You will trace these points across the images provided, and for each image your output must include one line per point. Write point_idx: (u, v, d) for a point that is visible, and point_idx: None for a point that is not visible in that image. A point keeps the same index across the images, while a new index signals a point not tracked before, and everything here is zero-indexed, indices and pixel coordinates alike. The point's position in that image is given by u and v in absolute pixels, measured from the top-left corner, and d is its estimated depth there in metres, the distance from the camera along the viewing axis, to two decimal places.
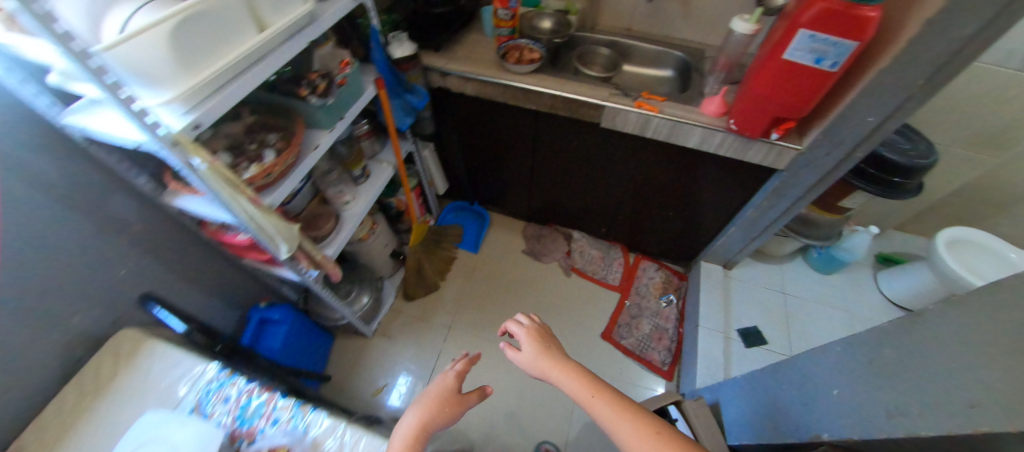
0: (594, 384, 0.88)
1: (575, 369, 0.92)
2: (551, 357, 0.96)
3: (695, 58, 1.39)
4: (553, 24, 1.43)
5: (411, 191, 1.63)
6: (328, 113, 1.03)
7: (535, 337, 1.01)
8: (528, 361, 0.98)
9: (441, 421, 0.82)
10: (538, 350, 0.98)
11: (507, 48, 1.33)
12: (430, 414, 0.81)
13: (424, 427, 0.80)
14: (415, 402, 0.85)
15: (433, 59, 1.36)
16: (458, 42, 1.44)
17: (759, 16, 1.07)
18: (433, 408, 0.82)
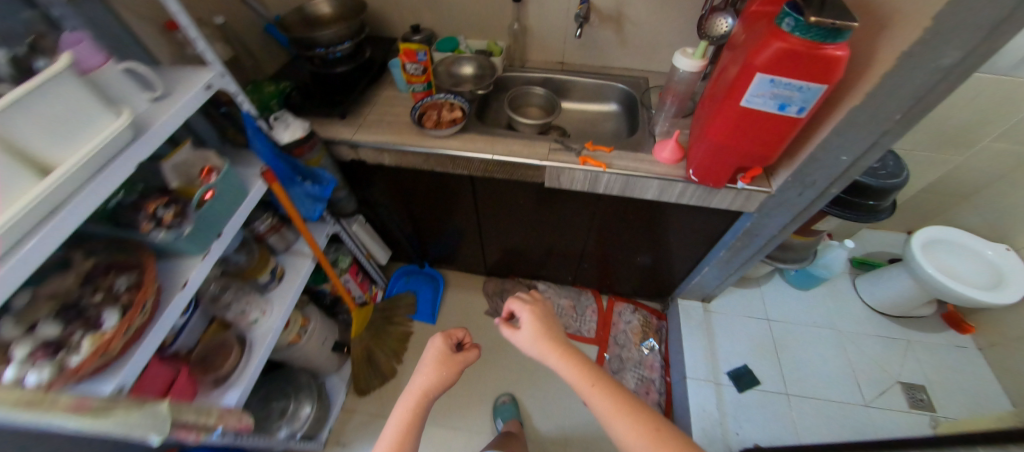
0: (594, 376, 0.81)
1: (574, 357, 0.84)
2: (550, 341, 0.86)
3: (638, 90, 1.25)
4: (475, 69, 1.24)
5: (344, 275, 1.40)
6: (190, 241, 0.79)
7: (537, 317, 0.89)
8: (524, 345, 0.87)
9: (442, 384, 0.81)
10: (536, 335, 0.86)
11: (422, 107, 1.12)
12: (431, 379, 0.80)
13: (424, 399, 0.79)
14: (417, 368, 0.83)
15: (338, 130, 1.14)
16: (368, 102, 1.23)
17: (704, 50, 0.91)
18: (433, 374, 0.81)
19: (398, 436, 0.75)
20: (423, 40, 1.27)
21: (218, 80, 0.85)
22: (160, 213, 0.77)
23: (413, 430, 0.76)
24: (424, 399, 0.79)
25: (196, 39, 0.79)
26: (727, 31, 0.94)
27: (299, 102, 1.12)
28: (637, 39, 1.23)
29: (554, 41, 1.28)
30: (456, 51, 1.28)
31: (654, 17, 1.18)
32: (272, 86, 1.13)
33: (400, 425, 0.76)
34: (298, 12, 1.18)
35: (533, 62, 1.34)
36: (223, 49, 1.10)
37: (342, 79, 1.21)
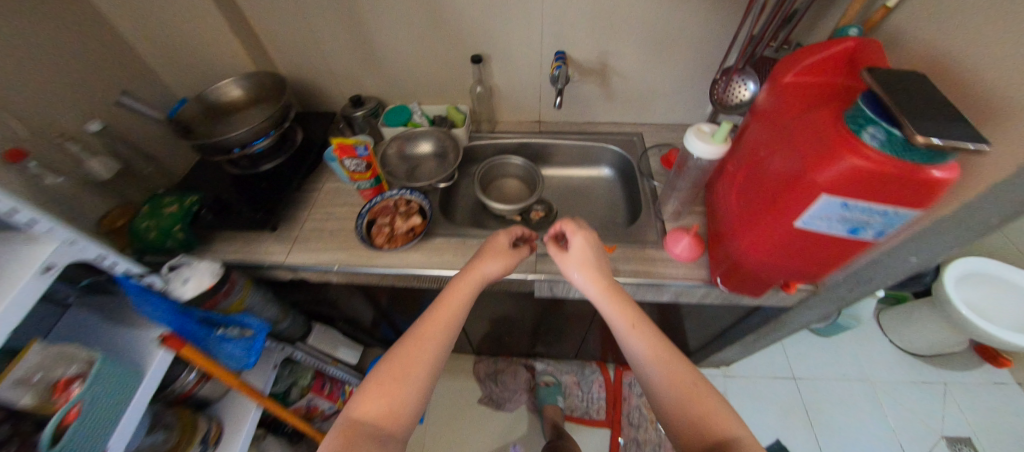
0: (636, 317, 0.64)
1: (618, 292, 0.67)
2: (595, 279, 0.68)
3: (633, 154, 1.04)
4: (435, 146, 1.01)
5: (306, 396, 1.16)
6: None
7: (586, 252, 0.70)
8: (567, 272, 0.70)
9: (495, 271, 0.72)
10: (580, 257, 0.70)
11: (372, 214, 0.88)
12: (484, 261, 0.72)
13: (472, 283, 0.70)
14: (479, 254, 0.74)
15: (267, 248, 0.91)
16: (305, 202, 0.99)
17: (726, 134, 0.70)
18: (483, 261, 0.72)
19: (443, 308, 0.67)
20: (367, 114, 1.03)
21: (67, 250, 0.59)
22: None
23: (455, 307, 0.67)
24: (475, 278, 0.70)
25: (13, 210, 0.53)
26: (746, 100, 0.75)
27: (210, 225, 0.87)
28: (627, 92, 1.03)
29: (529, 99, 1.06)
30: (410, 125, 1.04)
31: (644, 69, 0.97)
32: (173, 205, 0.88)
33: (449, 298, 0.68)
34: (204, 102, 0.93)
35: (505, 125, 1.12)
36: (105, 164, 0.85)
37: (268, 179, 0.96)
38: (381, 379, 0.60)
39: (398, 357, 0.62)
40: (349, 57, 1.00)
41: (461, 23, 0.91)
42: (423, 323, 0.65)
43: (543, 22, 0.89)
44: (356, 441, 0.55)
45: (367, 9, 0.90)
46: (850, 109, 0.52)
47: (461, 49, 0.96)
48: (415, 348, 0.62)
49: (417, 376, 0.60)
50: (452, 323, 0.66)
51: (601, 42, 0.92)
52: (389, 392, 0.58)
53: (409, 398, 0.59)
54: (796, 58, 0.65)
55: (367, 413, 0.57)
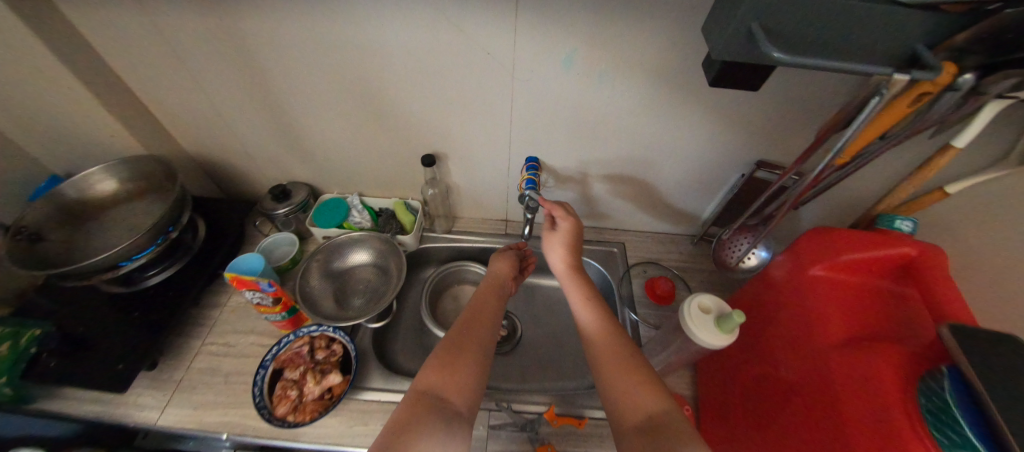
0: (587, 291, 0.63)
1: (584, 275, 0.66)
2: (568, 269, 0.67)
3: (614, 272, 0.88)
4: (373, 255, 0.82)
5: None
6: None
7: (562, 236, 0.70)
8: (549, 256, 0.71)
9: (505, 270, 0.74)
10: (556, 250, 0.70)
11: (277, 362, 0.68)
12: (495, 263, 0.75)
13: (498, 276, 0.72)
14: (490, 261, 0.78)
15: (136, 399, 0.68)
16: (199, 328, 0.76)
17: (733, 327, 0.53)
18: (501, 262, 0.75)
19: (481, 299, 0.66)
20: (293, 210, 0.82)
21: None
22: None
23: (495, 294, 0.68)
24: (492, 276, 0.72)
25: None
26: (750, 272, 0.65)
27: (48, 377, 0.64)
28: (610, 200, 0.87)
29: (493, 199, 0.88)
30: (346, 226, 0.84)
31: (631, 181, 0.82)
32: None
33: (485, 296, 0.67)
34: (58, 204, 0.71)
35: (465, 223, 0.93)
36: None
37: (143, 306, 0.72)
38: (441, 357, 0.54)
39: (447, 343, 0.56)
40: (270, 142, 0.80)
41: (410, 119, 0.72)
42: (476, 307, 0.64)
43: (513, 126, 0.72)
44: (422, 413, 0.47)
45: (288, 96, 0.71)
46: (926, 385, 0.36)
47: (410, 145, 0.77)
48: (476, 319, 0.61)
49: (477, 346, 0.56)
50: (490, 305, 0.65)
51: (582, 151, 0.76)
52: (451, 364, 0.53)
53: (468, 371, 0.53)
54: (831, 240, 0.49)
55: (430, 386, 0.51)
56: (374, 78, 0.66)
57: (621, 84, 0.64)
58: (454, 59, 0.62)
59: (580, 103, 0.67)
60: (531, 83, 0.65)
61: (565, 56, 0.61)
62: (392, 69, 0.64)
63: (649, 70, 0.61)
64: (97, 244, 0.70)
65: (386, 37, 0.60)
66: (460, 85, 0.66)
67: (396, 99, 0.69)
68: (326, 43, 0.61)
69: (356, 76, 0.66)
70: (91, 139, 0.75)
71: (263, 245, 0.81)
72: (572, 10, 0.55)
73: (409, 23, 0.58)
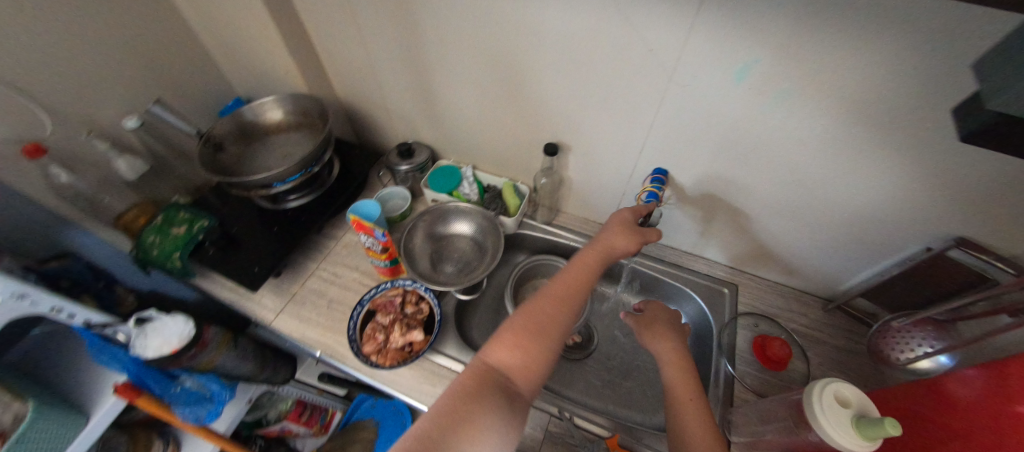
0: (688, 371, 0.56)
1: (688, 359, 0.59)
2: (673, 346, 0.60)
3: (718, 316, 0.78)
4: (474, 229, 0.83)
5: (281, 423, 1.08)
6: None
7: (666, 318, 0.65)
8: (651, 328, 0.64)
9: (629, 250, 0.62)
10: (659, 326, 0.64)
11: (372, 304, 0.73)
12: (614, 235, 0.63)
13: (606, 257, 0.63)
14: (606, 227, 0.65)
15: (260, 298, 0.79)
16: (314, 253, 0.85)
17: (856, 421, 0.44)
18: (618, 236, 0.63)
19: (573, 276, 0.60)
20: (413, 169, 0.88)
21: (12, 304, 0.53)
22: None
23: (589, 278, 0.60)
24: (600, 253, 0.63)
25: None
26: (926, 373, 0.52)
27: (207, 261, 0.77)
28: (736, 235, 0.76)
29: (604, 202, 0.83)
30: (455, 195, 0.87)
31: (769, 220, 0.71)
32: (182, 227, 0.79)
33: (580, 269, 0.61)
34: (239, 123, 0.84)
35: (567, 219, 0.90)
36: (131, 166, 0.79)
37: (280, 223, 0.82)
38: (515, 336, 0.53)
39: (528, 316, 0.55)
40: (408, 101, 0.85)
41: (542, 104, 0.70)
42: (567, 281, 0.60)
43: (652, 131, 0.66)
44: (486, 389, 0.47)
45: (435, 61, 0.73)
46: None
47: (534, 130, 0.76)
48: (566, 300, 0.57)
49: (553, 338, 0.53)
50: (581, 288, 0.59)
51: (720, 174, 0.68)
52: (525, 348, 0.52)
53: (541, 354, 0.52)
54: None
55: (499, 363, 0.51)
56: (519, 57, 0.65)
57: (801, 112, 0.54)
58: (607, 51, 0.58)
59: (737, 123, 0.59)
60: (687, 91, 0.58)
61: (738, 67, 0.53)
62: (539, 52, 0.63)
63: (845, 100, 0.50)
64: (260, 162, 0.82)
65: (543, 18, 0.58)
66: (604, 79, 0.62)
67: (535, 83, 0.67)
68: (482, 15, 0.61)
69: (505, 52, 0.65)
70: (274, 72, 0.86)
71: (380, 194, 0.87)
72: (766, 15, 0.47)
73: (571, 6, 0.55)
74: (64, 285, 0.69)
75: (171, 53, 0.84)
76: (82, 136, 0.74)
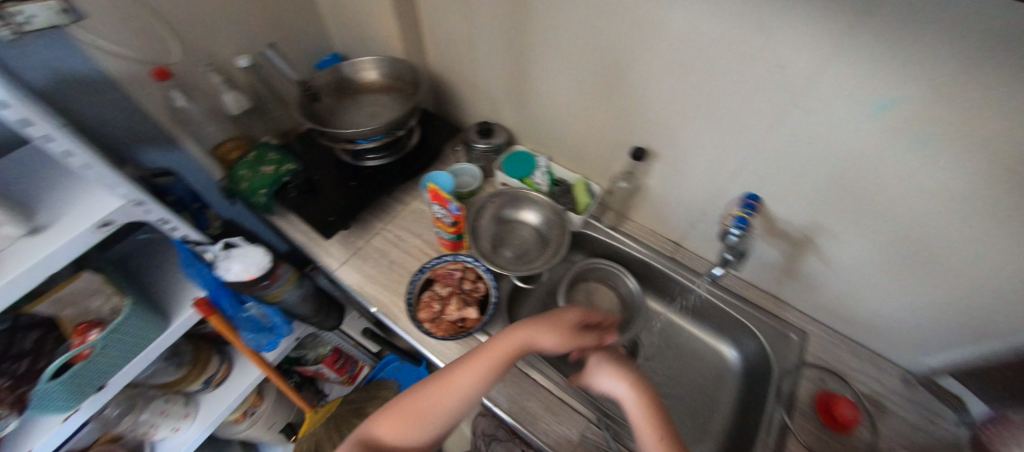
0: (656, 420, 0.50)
1: (651, 400, 0.52)
2: (631, 387, 0.52)
3: (781, 361, 0.72)
4: (540, 220, 0.82)
5: (318, 365, 1.15)
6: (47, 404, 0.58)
7: (608, 358, 0.55)
8: (595, 376, 0.55)
9: (553, 349, 0.56)
10: (604, 367, 0.54)
11: (431, 273, 0.75)
12: (543, 331, 0.56)
13: (527, 349, 0.56)
14: (556, 312, 0.59)
15: (327, 246, 0.82)
16: (382, 213, 0.88)
17: None
18: (550, 333, 0.56)
19: (484, 361, 0.54)
20: (489, 149, 0.88)
21: (130, 209, 0.58)
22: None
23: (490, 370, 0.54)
24: (524, 344, 0.55)
25: (71, 152, 0.50)
26: None
27: (288, 202, 0.81)
28: (819, 280, 0.71)
29: (679, 217, 0.80)
30: (527, 182, 0.86)
31: (866, 273, 0.64)
32: (272, 167, 0.84)
33: (500, 352, 0.54)
34: (337, 77, 0.87)
35: (634, 228, 0.87)
36: (237, 101, 0.84)
37: (358, 179, 0.85)
38: (400, 411, 0.52)
39: (422, 395, 0.53)
40: (498, 81, 0.84)
41: (642, 105, 0.68)
42: (481, 360, 0.54)
43: (756, 154, 0.62)
44: None
45: (538, 47, 0.72)
46: None
47: (624, 131, 0.74)
48: (469, 380, 0.53)
49: (434, 423, 0.51)
50: (490, 375, 0.54)
51: (821, 213, 0.63)
52: (408, 427, 0.51)
53: (425, 432, 0.51)
54: None
55: (380, 436, 0.51)
56: (629, 54, 0.63)
57: (945, 165, 0.47)
58: (729, 62, 0.55)
59: (859, 162, 0.54)
60: (811, 117, 0.53)
61: (880, 100, 0.47)
62: (654, 52, 0.60)
63: (1010, 159, 0.43)
64: (349, 118, 0.85)
65: (668, 17, 0.55)
66: (717, 90, 0.58)
67: (641, 82, 0.65)
68: (601, 5, 0.60)
69: (616, 48, 0.63)
70: (377, 33, 0.89)
71: (452, 169, 0.89)
72: (938, 51, 0.41)
73: (703, 10, 0.52)
74: (169, 200, 0.73)
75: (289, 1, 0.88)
76: (202, 67, 0.79)
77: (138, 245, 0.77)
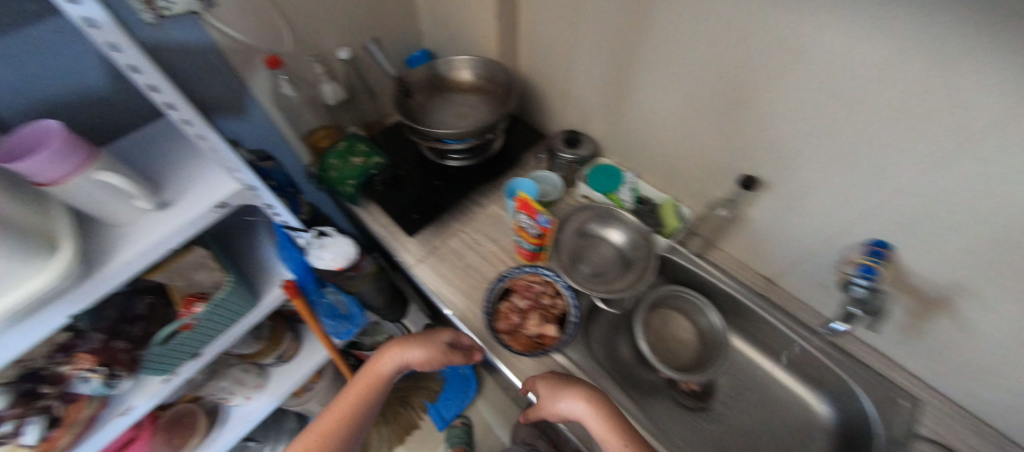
0: (618, 424, 0.55)
1: (609, 407, 0.57)
2: (588, 398, 0.57)
3: (886, 428, 0.64)
4: (624, 240, 0.79)
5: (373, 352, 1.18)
6: (153, 368, 0.62)
7: (551, 382, 0.60)
8: (552, 401, 0.58)
9: (420, 364, 0.69)
10: (558, 391, 0.59)
11: (510, 284, 0.73)
12: (404, 349, 0.70)
13: (387, 369, 0.70)
14: (398, 336, 0.73)
15: (405, 242, 0.83)
16: (460, 214, 0.87)
17: None
18: (410, 351, 0.69)
19: (356, 383, 0.70)
20: (574, 160, 0.85)
21: (244, 193, 0.60)
22: (82, 378, 0.55)
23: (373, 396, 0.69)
24: (391, 366, 0.70)
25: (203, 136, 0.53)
26: None
27: (373, 195, 0.83)
28: (947, 348, 0.62)
29: (779, 254, 0.73)
30: (612, 198, 0.83)
31: (1011, 354, 0.55)
32: (361, 159, 0.86)
33: (368, 372, 0.71)
34: (430, 76, 0.87)
35: (722, 259, 0.82)
36: (334, 92, 0.86)
37: (443, 179, 0.85)
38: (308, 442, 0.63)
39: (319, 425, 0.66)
40: (594, 90, 0.81)
41: (761, 131, 0.62)
42: (354, 384, 0.70)
43: (896, 201, 0.55)
44: None
45: (647, 60, 0.69)
46: None
47: (733, 156, 0.68)
48: (364, 404, 0.69)
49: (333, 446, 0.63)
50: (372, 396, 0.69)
51: (967, 278, 0.54)
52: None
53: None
54: None
55: None
56: (759, 75, 0.57)
57: None
58: (887, 98, 0.47)
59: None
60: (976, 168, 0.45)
61: None
62: (792, 77, 0.54)
63: None
64: (438, 117, 0.85)
65: (818, 41, 0.50)
66: (864, 125, 0.51)
67: (768, 107, 0.59)
68: (736, 21, 0.55)
69: (743, 68, 0.58)
70: (473, 34, 0.88)
71: (534, 176, 0.88)
72: None
73: (865, 37, 0.46)
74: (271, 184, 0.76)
75: None
76: (308, 56, 0.82)
77: (239, 224, 0.82)
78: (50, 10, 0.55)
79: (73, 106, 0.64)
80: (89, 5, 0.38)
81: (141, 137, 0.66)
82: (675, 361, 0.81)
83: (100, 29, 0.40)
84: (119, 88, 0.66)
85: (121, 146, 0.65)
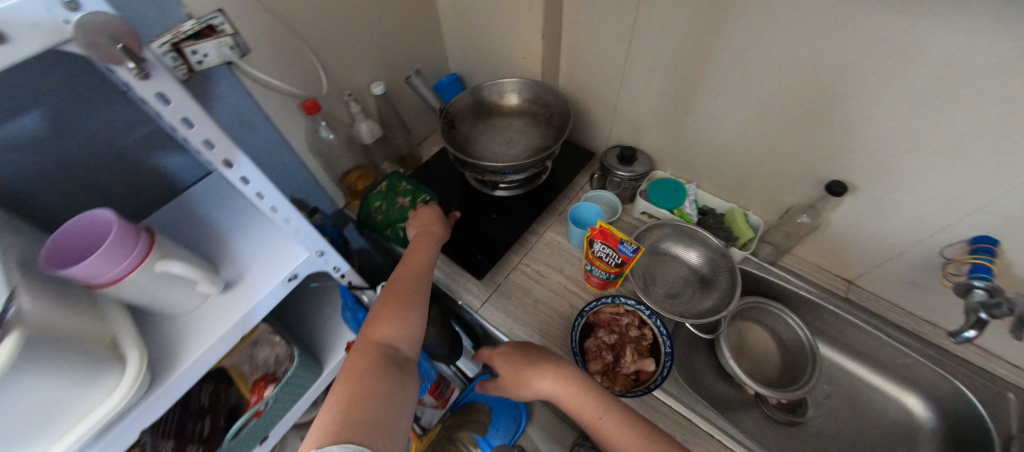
0: (597, 400, 0.52)
1: (577, 373, 0.55)
2: (557, 375, 0.54)
3: (1000, 424, 0.61)
4: (701, 261, 0.76)
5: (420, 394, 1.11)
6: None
7: (516, 357, 0.58)
8: (521, 381, 0.56)
9: (445, 233, 0.70)
10: (521, 370, 0.57)
11: (590, 318, 0.69)
12: (424, 227, 0.70)
13: (430, 244, 0.67)
14: (413, 217, 0.72)
15: (465, 282, 0.77)
16: (517, 246, 0.82)
17: None
18: (434, 227, 0.70)
19: (412, 257, 0.63)
20: (632, 177, 0.81)
21: (313, 260, 0.54)
22: None
23: (426, 253, 0.64)
24: (428, 238, 0.67)
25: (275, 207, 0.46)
26: None
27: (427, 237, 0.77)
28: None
29: (862, 257, 0.71)
30: (677, 213, 0.80)
31: None
32: (408, 198, 0.80)
33: (416, 246, 0.65)
34: (471, 102, 0.84)
35: (795, 264, 0.80)
36: (371, 130, 0.80)
37: (498, 211, 0.83)
38: (382, 310, 0.54)
39: (390, 294, 0.56)
40: (649, 102, 0.78)
41: (848, 137, 0.60)
42: (406, 258, 0.63)
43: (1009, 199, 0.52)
44: (377, 365, 0.48)
45: (713, 70, 0.66)
46: None
47: (813, 161, 0.66)
48: (417, 263, 0.62)
49: (418, 297, 0.56)
50: (424, 259, 0.63)
51: None
52: (400, 315, 0.53)
53: (415, 313, 0.55)
54: None
55: (379, 340, 0.51)
56: (850, 79, 0.55)
57: None
58: (1007, 93, 0.46)
59: None
60: None
61: None
62: (888, 82, 0.52)
63: None
64: (486, 146, 0.81)
65: (925, 39, 0.47)
66: (975, 122, 0.49)
67: (855, 111, 0.57)
68: (824, 25, 0.53)
69: (828, 74, 0.56)
70: (512, 57, 0.85)
71: (588, 197, 0.84)
72: None
73: (983, 33, 0.44)
74: None
75: (420, 25, 0.85)
76: (342, 95, 0.77)
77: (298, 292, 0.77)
78: (77, 75, 0.48)
79: (103, 181, 0.57)
80: (164, 79, 0.33)
81: (183, 206, 0.59)
82: (761, 377, 0.78)
83: (171, 104, 0.34)
84: (151, 153, 0.60)
85: (159, 221, 0.57)
